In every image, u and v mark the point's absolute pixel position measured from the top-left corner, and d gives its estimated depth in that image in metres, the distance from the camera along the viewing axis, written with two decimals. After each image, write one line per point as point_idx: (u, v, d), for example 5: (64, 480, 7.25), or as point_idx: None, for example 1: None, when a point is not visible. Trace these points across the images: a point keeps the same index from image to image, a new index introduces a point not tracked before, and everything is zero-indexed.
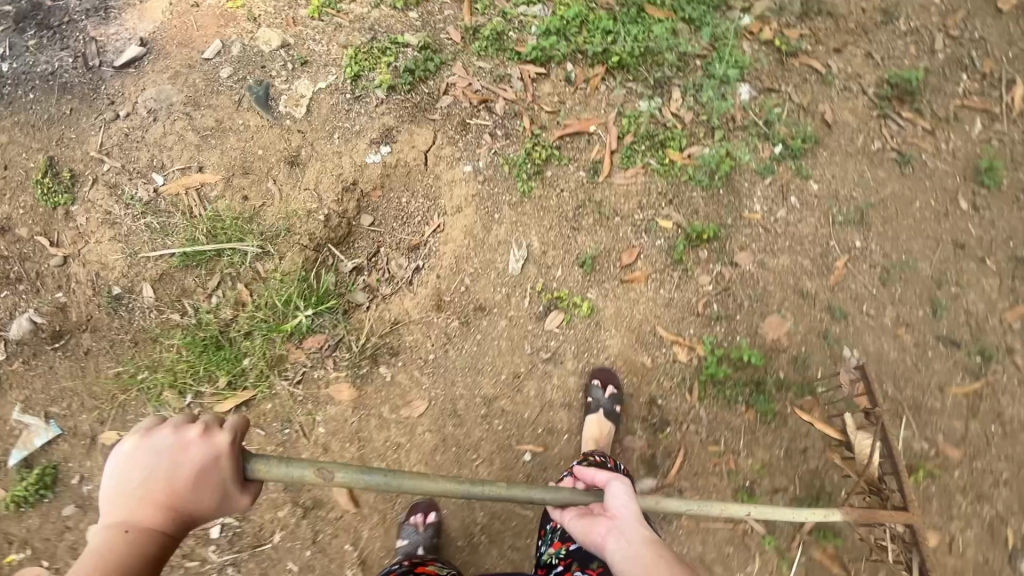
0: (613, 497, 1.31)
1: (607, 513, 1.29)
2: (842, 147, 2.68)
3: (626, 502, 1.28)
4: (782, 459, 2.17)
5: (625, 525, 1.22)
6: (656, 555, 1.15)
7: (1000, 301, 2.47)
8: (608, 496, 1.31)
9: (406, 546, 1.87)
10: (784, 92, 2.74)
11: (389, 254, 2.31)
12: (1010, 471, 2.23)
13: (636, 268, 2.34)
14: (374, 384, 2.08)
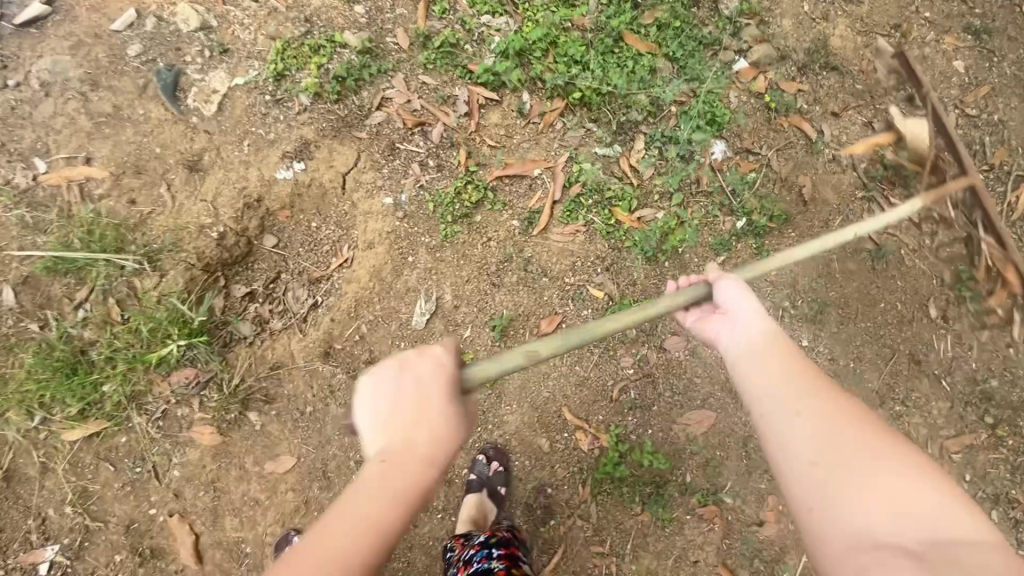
0: (722, 290, 1.32)
1: (719, 304, 1.31)
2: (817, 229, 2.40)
3: (740, 288, 1.30)
4: (670, 568, 2.03)
5: (737, 311, 1.25)
6: (775, 333, 1.16)
7: (944, 427, 2.29)
8: (716, 287, 1.34)
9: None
10: (764, 156, 2.42)
11: (287, 283, 2.10)
12: None
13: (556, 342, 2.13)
14: (241, 432, 1.92)
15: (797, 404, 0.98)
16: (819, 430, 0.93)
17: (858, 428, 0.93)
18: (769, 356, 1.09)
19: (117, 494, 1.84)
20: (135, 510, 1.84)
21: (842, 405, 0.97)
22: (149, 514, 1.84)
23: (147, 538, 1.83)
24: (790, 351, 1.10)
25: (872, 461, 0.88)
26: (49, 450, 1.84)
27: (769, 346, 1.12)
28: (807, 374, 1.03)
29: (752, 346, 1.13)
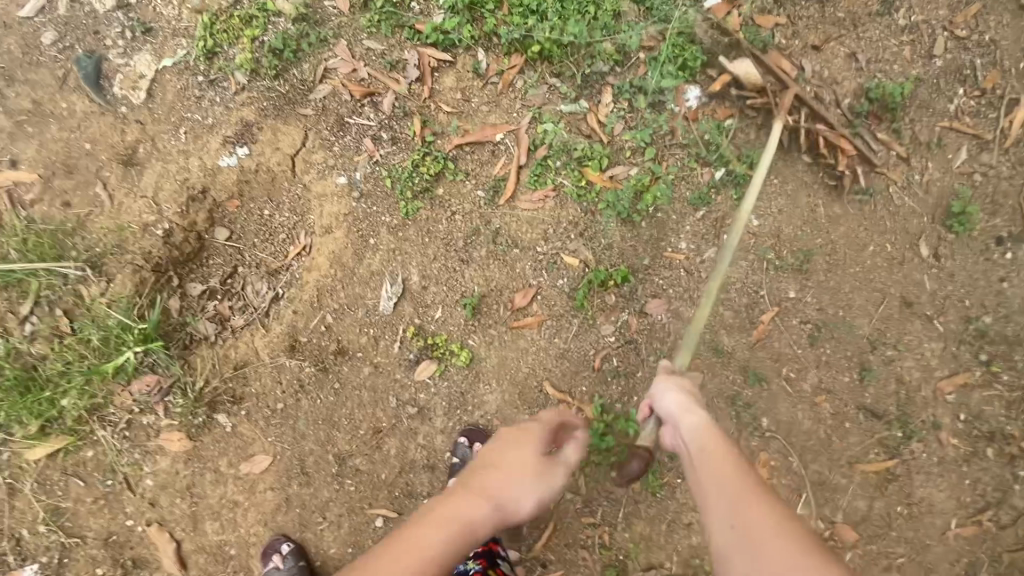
0: (660, 400, 1.48)
1: (662, 413, 1.47)
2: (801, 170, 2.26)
3: (673, 390, 1.47)
4: (663, 533, 2.00)
5: (675, 420, 1.40)
6: (713, 435, 1.30)
7: (938, 368, 2.22)
8: (654, 394, 1.51)
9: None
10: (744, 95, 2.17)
11: (245, 277, 1.99)
12: (905, 555, 2.12)
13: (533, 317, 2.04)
14: (212, 436, 1.85)
15: (732, 516, 1.09)
16: (750, 547, 1.03)
17: (782, 537, 1.02)
18: (709, 470, 1.21)
19: (91, 509, 1.79)
20: (111, 523, 1.80)
21: (772, 516, 1.07)
22: (127, 525, 1.80)
23: (129, 549, 1.79)
24: (727, 460, 1.21)
25: (758, 554, 1.01)
26: (12, 471, 1.77)
27: (708, 456, 1.24)
28: (739, 487, 1.14)
29: (695, 456, 1.27)
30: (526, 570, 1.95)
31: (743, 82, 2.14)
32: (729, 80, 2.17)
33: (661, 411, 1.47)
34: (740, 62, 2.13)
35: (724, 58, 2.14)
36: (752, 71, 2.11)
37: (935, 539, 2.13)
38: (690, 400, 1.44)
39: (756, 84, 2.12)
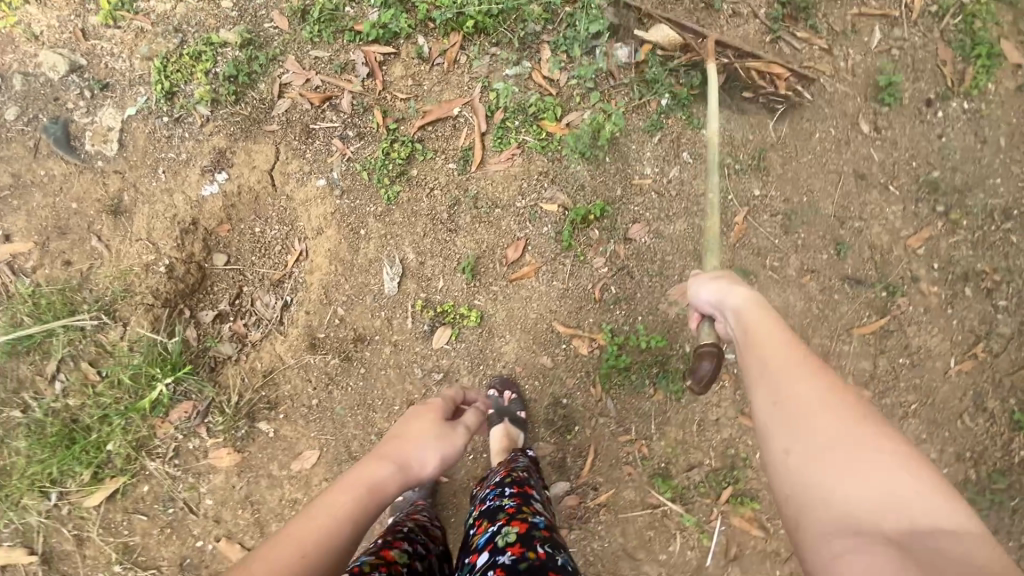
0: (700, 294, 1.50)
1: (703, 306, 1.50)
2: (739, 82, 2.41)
3: (722, 284, 1.46)
4: (696, 433, 2.13)
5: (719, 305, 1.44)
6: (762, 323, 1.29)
7: (905, 228, 2.39)
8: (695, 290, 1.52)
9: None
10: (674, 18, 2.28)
11: (253, 292, 2.08)
12: (917, 401, 2.26)
13: (530, 268, 2.16)
14: (258, 443, 1.93)
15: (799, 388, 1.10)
16: (796, 422, 1.06)
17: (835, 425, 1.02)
18: (760, 359, 1.20)
19: (159, 539, 1.86)
20: (181, 548, 1.87)
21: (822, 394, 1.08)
22: (197, 545, 1.87)
23: (204, 568, 1.86)
24: (783, 345, 1.20)
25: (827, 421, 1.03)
26: (77, 522, 1.84)
27: (764, 340, 1.23)
28: (791, 370, 1.13)
29: (747, 340, 1.27)
30: (579, 498, 2.04)
31: (665, 45, 2.27)
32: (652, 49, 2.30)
33: (707, 307, 1.50)
34: (656, 28, 2.28)
35: (640, 32, 2.30)
36: (670, 30, 2.26)
37: (941, 380, 2.29)
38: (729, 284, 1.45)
39: (676, 43, 2.26)
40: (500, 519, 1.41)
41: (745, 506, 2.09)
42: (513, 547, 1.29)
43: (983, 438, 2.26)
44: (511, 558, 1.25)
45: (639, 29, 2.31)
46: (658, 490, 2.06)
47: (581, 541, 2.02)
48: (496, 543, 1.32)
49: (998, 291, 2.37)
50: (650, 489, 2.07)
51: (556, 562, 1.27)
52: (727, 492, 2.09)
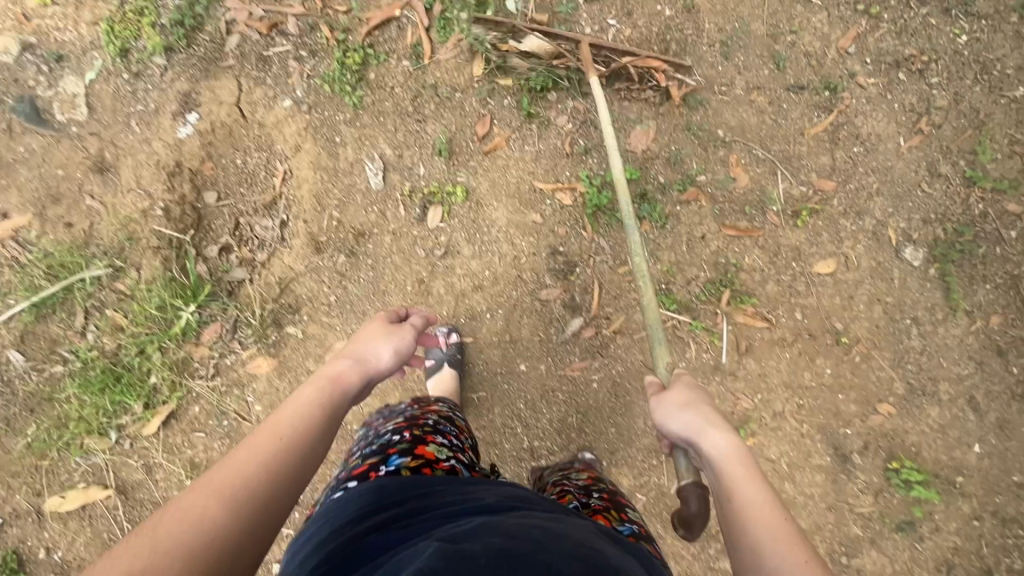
0: (667, 419, 1.26)
1: (668, 431, 1.27)
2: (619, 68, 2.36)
3: (695, 416, 1.22)
4: (687, 252, 2.29)
5: (684, 432, 1.22)
6: (744, 471, 1.10)
7: (834, 32, 2.52)
8: (663, 412, 1.28)
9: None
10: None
11: (250, 220, 2.19)
12: (878, 181, 2.43)
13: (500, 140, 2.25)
14: (290, 346, 2.06)
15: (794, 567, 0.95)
16: None
17: None
18: (750, 532, 1.01)
19: (221, 449, 1.99)
20: None
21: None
22: None
23: None
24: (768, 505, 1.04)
25: None
26: (142, 452, 1.96)
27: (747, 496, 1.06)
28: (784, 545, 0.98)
29: (729, 492, 1.08)
30: (596, 329, 2.17)
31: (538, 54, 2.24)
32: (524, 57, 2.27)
33: (677, 438, 1.24)
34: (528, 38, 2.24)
35: (513, 41, 2.24)
36: (538, 39, 2.20)
37: (895, 159, 2.46)
38: (703, 409, 1.24)
39: (548, 51, 2.23)
40: (577, 470, 1.68)
41: (743, 304, 2.26)
42: (589, 479, 1.55)
43: (944, 200, 2.44)
44: (588, 483, 1.53)
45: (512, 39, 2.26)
46: (664, 305, 2.24)
47: (606, 367, 2.15)
48: (573, 476, 1.58)
49: (928, 71, 2.53)
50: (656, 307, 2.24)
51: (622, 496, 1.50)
52: (726, 295, 2.26)
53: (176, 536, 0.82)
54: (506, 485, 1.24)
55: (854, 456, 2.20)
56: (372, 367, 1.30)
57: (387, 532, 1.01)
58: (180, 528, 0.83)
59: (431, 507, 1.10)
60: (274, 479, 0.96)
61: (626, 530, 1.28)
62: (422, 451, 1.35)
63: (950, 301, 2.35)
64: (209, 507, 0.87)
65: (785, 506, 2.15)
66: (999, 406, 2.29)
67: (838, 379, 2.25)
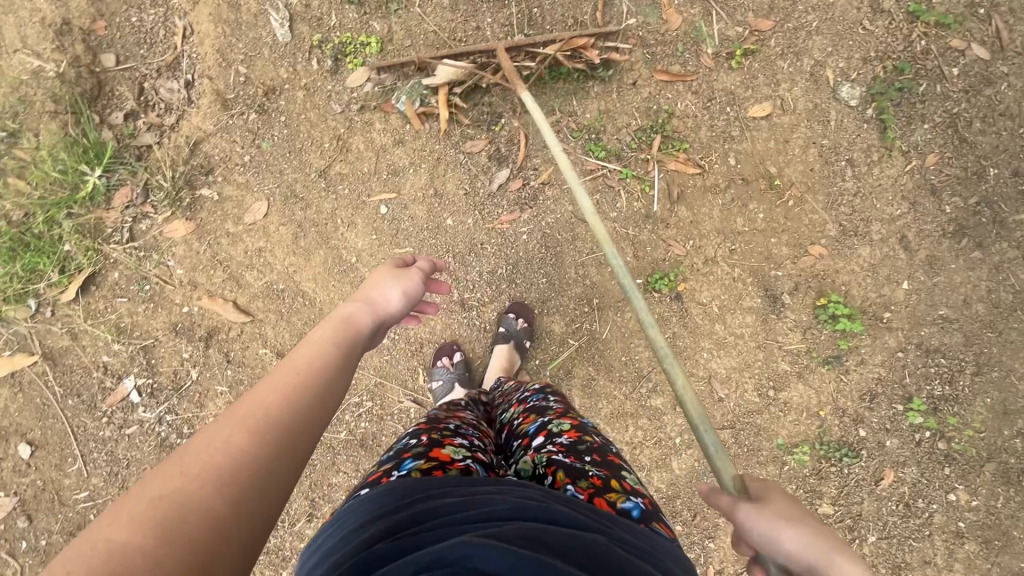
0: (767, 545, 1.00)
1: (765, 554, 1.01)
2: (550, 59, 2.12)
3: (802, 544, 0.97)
4: (617, 100, 2.20)
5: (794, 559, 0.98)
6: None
7: None
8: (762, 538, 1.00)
9: (442, 385, 1.98)
10: None
11: (154, 83, 2.06)
12: (818, 20, 2.31)
13: (426, 98, 2.06)
14: (207, 209, 2.00)
15: None
16: None
17: None
18: None
19: (146, 314, 1.97)
20: (170, 316, 1.98)
21: None
22: (184, 311, 1.98)
23: (198, 326, 1.98)
24: None
25: None
26: (65, 319, 1.95)
27: None
28: None
29: None
30: (523, 181, 2.12)
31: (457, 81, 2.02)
32: (449, 90, 2.05)
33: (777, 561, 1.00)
34: (438, 68, 2.01)
35: (425, 78, 2.03)
36: (449, 66, 1.97)
37: None
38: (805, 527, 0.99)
39: (465, 71, 2.00)
40: (551, 412, 1.45)
41: (674, 150, 2.21)
42: (569, 430, 1.32)
43: (885, 38, 2.34)
44: (570, 437, 1.30)
45: (424, 77, 2.05)
46: (593, 155, 2.19)
47: (535, 218, 2.11)
48: (550, 428, 1.35)
49: None
50: (585, 158, 2.19)
51: (611, 448, 1.32)
52: (657, 141, 2.20)
53: (208, 466, 0.79)
54: (512, 485, 1.04)
55: (785, 296, 2.22)
56: (381, 311, 1.21)
57: (400, 539, 0.87)
58: (211, 456, 0.80)
59: (447, 512, 0.93)
60: (304, 418, 0.92)
61: (633, 508, 1.11)
62: (438, 454, 1.18)
63: (885, 141, 2.30)
64: (241, 446, 0.82)
65: (715, 346, 2.20)
66: (930, 244, 2.31)
67: (771, 223, 2.24)
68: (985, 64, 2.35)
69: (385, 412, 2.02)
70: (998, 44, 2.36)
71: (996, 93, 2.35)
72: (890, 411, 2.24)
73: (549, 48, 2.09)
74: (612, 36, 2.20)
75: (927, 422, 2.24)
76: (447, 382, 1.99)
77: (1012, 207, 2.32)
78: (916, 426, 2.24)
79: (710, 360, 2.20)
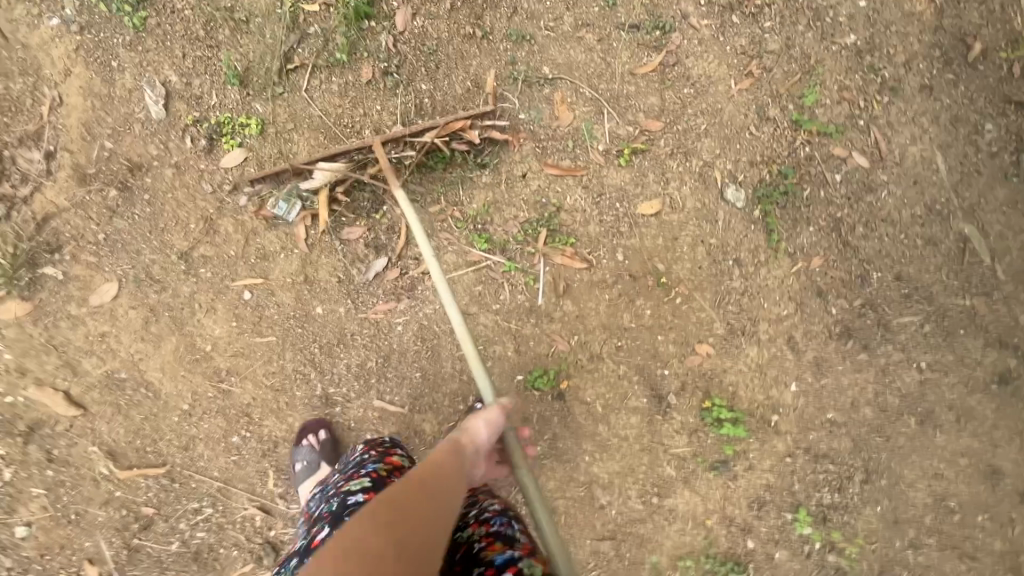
0: None
1: None
2: (429, 145, 2.13)
3: None
4: (506, 192, 2.19)
5: None
6: None
7: None
8: None
9: (304, 468, 1.82)
10: (321, 33, 2.13)
11: (12, 152, 1.95)
12: (707, 123, 2.38)
13: (306, 200, 2.00)
14: (48, 289, 1.86)
15: None
16: None
17: None
18: None
19: None
20: None
21: None
22: (6, 401, 1.80)
23: (20, 419, 1.79)
24: None
25: None
26: None
27: None
28: None
29: None
30: (402, 270, 2.04)
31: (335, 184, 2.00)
32: (330, 194, 2.01)
33: None
34: (314, 172, 2.00)
35: (304, 183, 2.00)
36: (325, 170, 1.97)
37: (726, 101, 2.41)
38: None
39: (342, 173, 2.00)
40: (519, 544, 1.33)
41: (561, 244, 2.18)
42: None
43: (771, 143, 2.42)
44: None
45: (302, 181, 2.01)
46: (476, 247, 2.15)
47: (412, 309, 2.02)
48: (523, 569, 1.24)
49: (762, 15, 2.48)
50: (469, 249, 2.15)
51: None
52: (543, 235, 2.17)
53: (380, 527, 1.07)
54: None
55: (671, 397, 2.16)
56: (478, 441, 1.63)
57: None
58: (382, 519, 1.08)
59: None
60: (439, 494, 1.21)
61: None
62: None
63: (772, 242, 2.34)
64: (401, 516, 1.10)
65: (598, 449, 2.11)
66: (817, 345, 2.30)
67: (658, 320, 2.20)
68: (866, 172, 2.44)
69: (226, 520, 1.83)
70: (877, 154, 2.46)
71: (876, 200, 2.43)
72: (779, 520, 2.16)
73: (427, 136, 2.12)
74: (490, 114, 2.22)
75: (815, 533, 2.17)
76: (310, 465, 1.83)
77: (894, 311, 2.36)
78: (804, 536, 2.16)
79: (591, 463, 2.11)
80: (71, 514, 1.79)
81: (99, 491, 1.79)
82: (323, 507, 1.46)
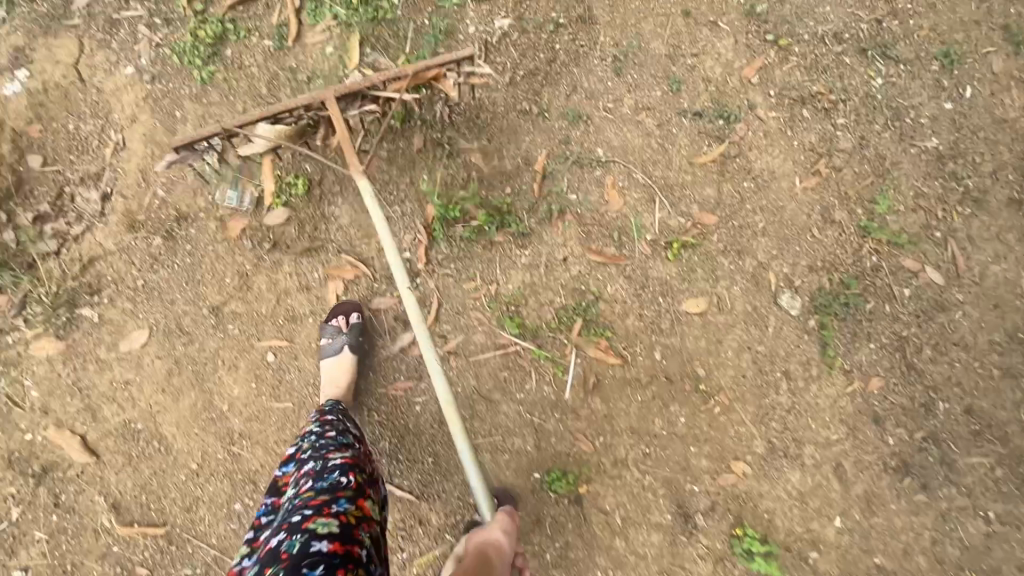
0: None
1: None
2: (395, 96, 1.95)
3: None
4: (544, 275, 2.11)
5: None
6: None
7: (736, 60, 2.34)
8: None
9: (330, 345, 1.87)
10: None
11: (73, 190, 2.01)
12: (765, 221, 2.24)
13: (340, 266, 1.98)
14: (82, 330, 1.90)
15: None
16: None
17: None
18: None
19: None
20: (10, 442, 1.83)
21: None
22: (26, 438, 1.83)
23: (36, 458, 1.82)
24: None
25: None
26: None
27: None
28: None
29: None
30: None
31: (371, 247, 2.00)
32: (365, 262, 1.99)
33: None
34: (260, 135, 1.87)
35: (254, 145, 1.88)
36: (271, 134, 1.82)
37: (788, 199, 2.27)
38: None
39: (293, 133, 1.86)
40: None
41: (595, 336, 2.07)
42: None
43: (834, 248, 2.25)
44: None
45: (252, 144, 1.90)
46: (507, 330, 2.07)
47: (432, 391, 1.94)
48: None
49: (835, 111, 2.34)
50: (499, 330, 2.07)
51: None
52: (577, 324, 2.07)
53: None
54: None
55: (698, 517, 1.98)
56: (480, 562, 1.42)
57: None
58: None
59: None
60: None
61: None
62: None
63: (827, 357, 2.15)
64: None
65: (612, 565, 1.95)
66: (869, 478, 2.08)
67: (692, 430, 2.04)
68: (940, 289, 2.23)
69: None
70: (954, 271, 2.24)
71: (950, 321, 2.20)
72: None
73: (392, 88, 1.92)
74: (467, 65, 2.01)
75: None
76: (336, 344, 1.87)
77: (962, 449, 2.10)
78: None
79: None
80: (66, 563, 1.78)
81: (97, 542, 1.78)
82: (280, 543, 1.15)
